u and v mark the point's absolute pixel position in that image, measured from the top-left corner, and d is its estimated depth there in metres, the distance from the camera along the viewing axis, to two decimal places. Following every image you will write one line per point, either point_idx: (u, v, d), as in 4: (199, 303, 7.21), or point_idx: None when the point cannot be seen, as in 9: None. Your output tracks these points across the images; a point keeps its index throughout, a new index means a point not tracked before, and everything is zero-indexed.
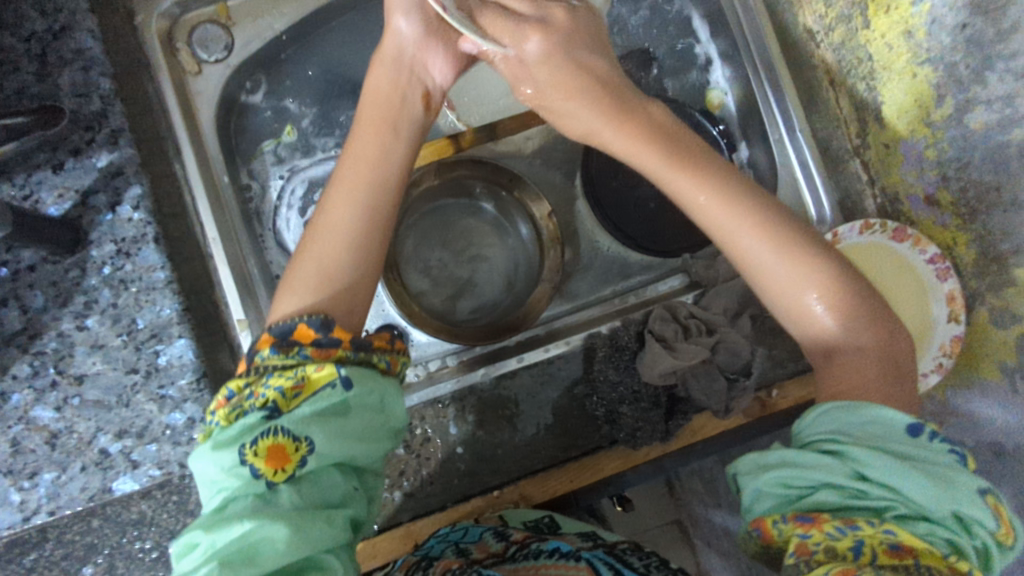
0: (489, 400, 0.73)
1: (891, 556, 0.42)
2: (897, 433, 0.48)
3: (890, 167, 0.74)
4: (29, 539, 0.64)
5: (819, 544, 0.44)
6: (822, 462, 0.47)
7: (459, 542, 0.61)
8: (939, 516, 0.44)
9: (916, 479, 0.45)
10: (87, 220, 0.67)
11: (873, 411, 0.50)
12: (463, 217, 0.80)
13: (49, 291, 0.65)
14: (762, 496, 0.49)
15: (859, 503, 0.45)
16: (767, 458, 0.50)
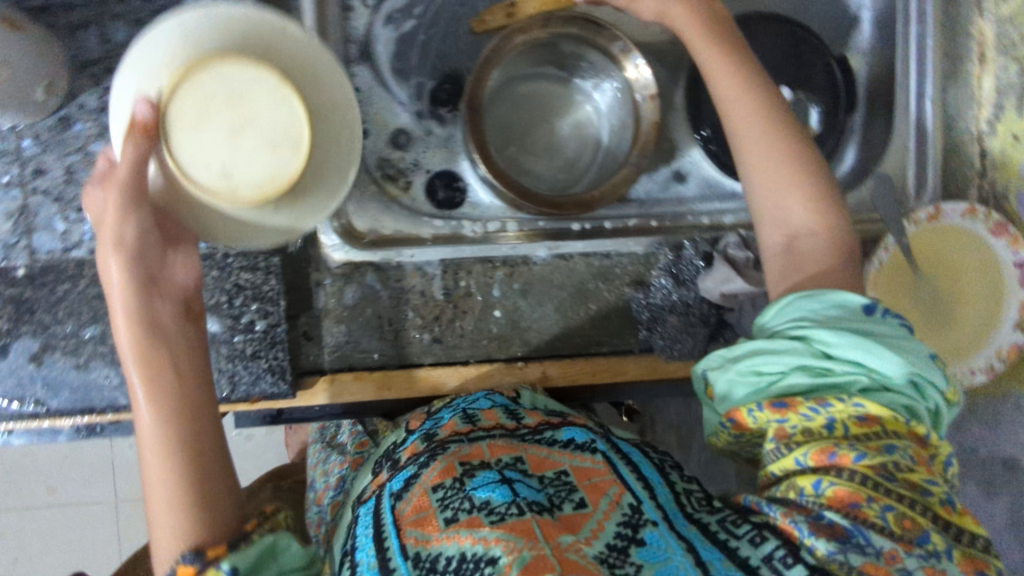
0: (537, 274, 0.72)
1: (860, 426, 0.46)
2: (853, 310, 0.50)
3: (1010, 162, 0.70)
4: (63, 270, 0.62)
5: (794, 425, 0.47)
6: (792, 346, 0.48)
7: (468, 409, 0.62)
8: (893, 383, 0.47)
9: (881, 353, 0.46)
10: None
11: (834, 294, 0.51)
12: (552, 87, 0.76)
13: (134, 28, 0.62)
14: (732, 386, 0.50)
15: (828, 382, 0.47)
16: (735, 349, 0.51)
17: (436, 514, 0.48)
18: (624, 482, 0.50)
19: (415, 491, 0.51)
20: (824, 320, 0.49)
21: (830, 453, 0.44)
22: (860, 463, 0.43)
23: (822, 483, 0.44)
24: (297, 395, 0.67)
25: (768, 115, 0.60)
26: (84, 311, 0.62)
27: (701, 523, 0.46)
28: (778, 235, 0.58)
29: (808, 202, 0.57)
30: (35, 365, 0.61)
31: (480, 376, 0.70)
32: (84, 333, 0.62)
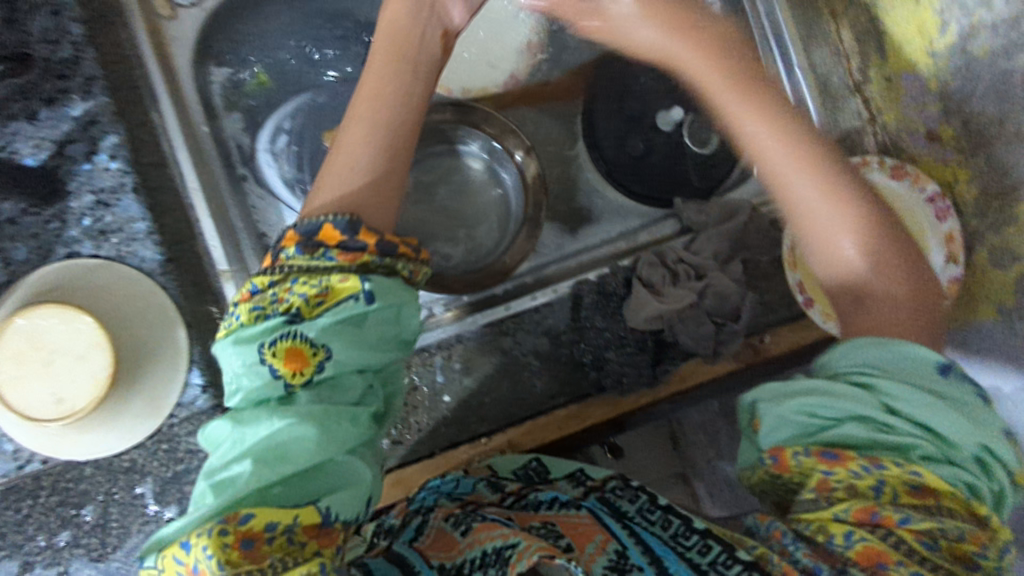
0: (473, 349, 0.72)
1: (911, 495, 0.46)
2: (925, 368, 0.50)
3: (892, 102, 0.71)
4: (24, 487, 0.64)
5: (839, 480, 0.47)
6: (855, 396, 0.48)
7: (452, 492, 0.63)
8: (960, 460, 0.46)
9: (938, 417, 0.47)
10: (64, 171, 0.66)
11: (905, 347, 0.51)
12: (444, 167, 0.77)
13: (30, 242, 0.65)
14: (782, 423, 0.50)
15: (886, 440, 0.47)
16: (795, 388, 0.51)
17: (452, 533, 0.55)
18: (611, 533, 0.54)
19: (431, 530, 0.57)
20: (886, 373, 0.50)
21: (872, 512, 0.45)
22: (902, 526, 0.44)
23: (853, 535, 0.45)
24: None
25: (811, 156, 0.60)
26: (51, 520, 0.64)
27: (692, 563, 0.49)
28: (833, 274, 0.58)
29: (854, 233, 0.57)
30: None
31: (448, 464, 0.69)
32: (56, 542, 0.64)
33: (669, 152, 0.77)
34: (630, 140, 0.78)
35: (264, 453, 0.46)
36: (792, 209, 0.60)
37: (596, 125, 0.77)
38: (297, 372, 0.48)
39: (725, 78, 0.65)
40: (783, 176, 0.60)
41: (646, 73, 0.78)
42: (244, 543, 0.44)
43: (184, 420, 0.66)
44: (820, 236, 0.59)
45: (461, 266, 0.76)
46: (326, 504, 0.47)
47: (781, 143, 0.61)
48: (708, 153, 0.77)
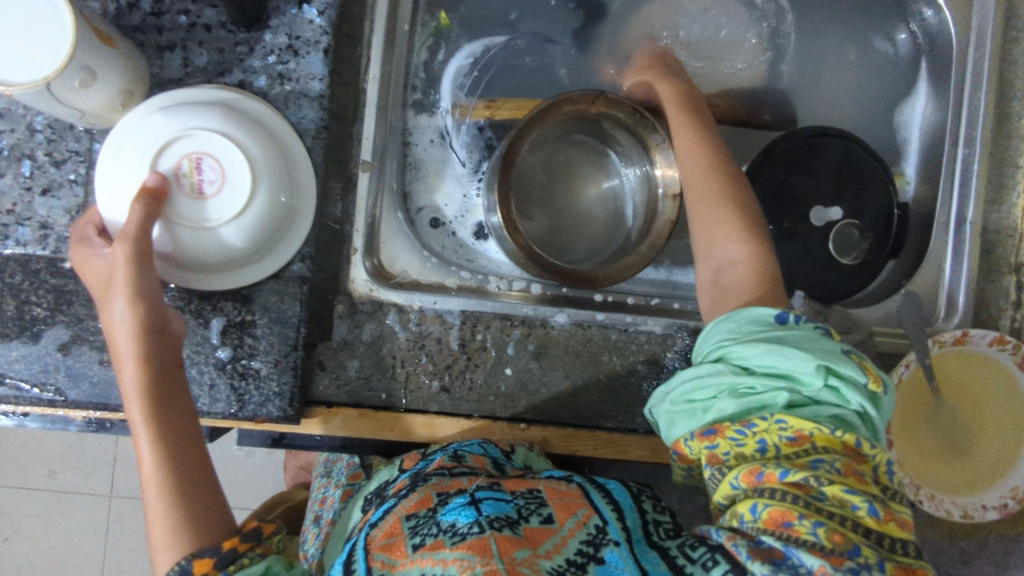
0: (555, 339, 0.72)
1: (791, 445, 0.46)
2: (768, 321, 0.51)
3: None
4: None
5: (726, 451, 0.48)
6: (712, 370, 0.50)
7: (459, 449, 0.64)
8: (816, 395, 0.47)
9: (793, 359, 0.47)
10: (272, 6, 0.67)
11: (747, 312, 0.52)
12: (574, 157, 0.77)
13: (214, 55, 0.66)
14: (673, 418, 0.53)
15: (752, 399, 0.48)
16: (673, 384, 0.54)
17: (405, 540, 0.49)
18: (594, 506, 0.53)
19: (389, 518, 0.52)
20: (741, 337, 0.51)
21: (757, 473, 0.45)
22: (784, 480, 0.43)
23: (757, 506, 0.43)
24: (301, 422, 0.69)
25: (705, 154, 0.65)
26: None
27: (661, 548, 0.50)
28: (708, 271, 0.61)
29: (733, 236, 0.60)
30: (63, 354, 0.64)
31: (480, 431, 0.71)
32: None
33: (810, 246, 0.76)
34: (780, 214, 0.76)
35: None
36: (687, 198, 0.64)
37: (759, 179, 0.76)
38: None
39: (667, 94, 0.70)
40: (684, 168, 0.65)
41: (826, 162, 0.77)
42: None
43: (274, 278, 0.67)
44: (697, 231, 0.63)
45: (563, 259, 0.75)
46: None
47: (697, 146, 0.65)
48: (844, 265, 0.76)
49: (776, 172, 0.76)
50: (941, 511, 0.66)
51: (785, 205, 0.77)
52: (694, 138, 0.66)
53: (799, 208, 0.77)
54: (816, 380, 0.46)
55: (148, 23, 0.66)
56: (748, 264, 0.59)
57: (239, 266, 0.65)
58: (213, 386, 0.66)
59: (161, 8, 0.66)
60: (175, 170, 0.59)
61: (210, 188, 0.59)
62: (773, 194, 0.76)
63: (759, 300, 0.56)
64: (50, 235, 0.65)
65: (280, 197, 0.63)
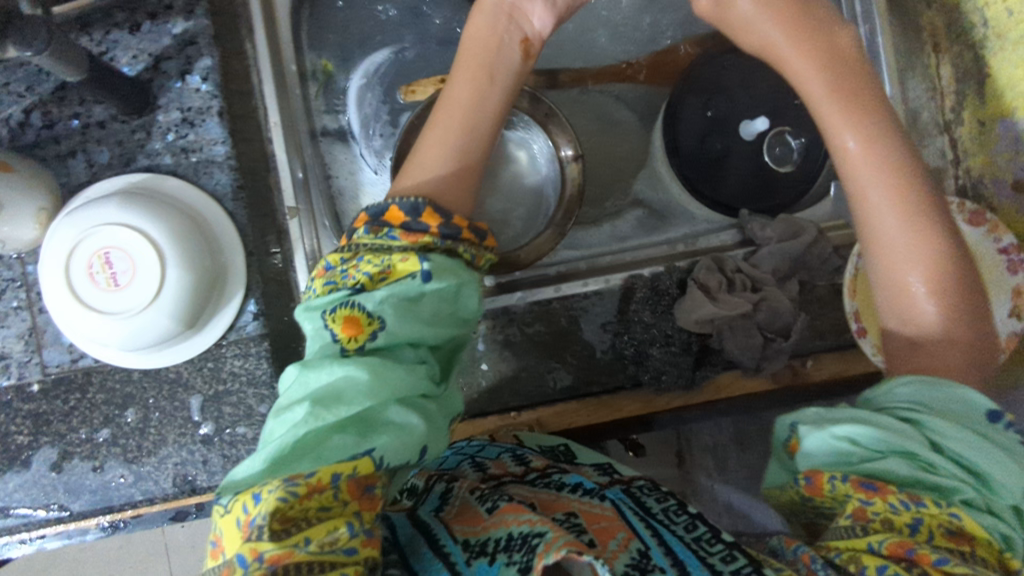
0: (520, 322, 0.73)
1: (947, 538, 0.42)
2: (976, 413, 0.46)
3: (983, 147, 0.69)
4: (74, 380, 0.67)
5: (877, 512, 0.43)
6: (898, 428, 0.45)
7: (478, 457, 0.63)
8: (999, 509, 0.43)
9: (994, 464, 0.43)
10: (156, 85, 0.67)
11: (955, 389, 0.47)
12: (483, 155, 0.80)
13: (115, 149, 0.67)
14: (824, 448, 0.46)
15: (927, 481, 0.43)
16: (837, 412, 0.48)
17: (479, 509, 0.53)
18: (632, 530, 0.50)
19: (461, 503, 0.54)
20: (936, 415, 0.46)
21: (907, 548, 0.41)
22: (937, 566, 0.39)
23: (886, 568, 0.40)
24: None
25: (901, 195, 0.54)
26: (96, 416, 0.66)
27: (710, 565, 0.46)
28: (903, 331, 0.54)
29: (934, 303, 0.53)
30: (57, 472, 0.66)
31: (474, 431, 0.71)
32: (97, 437, 0.66)
33: (742, 160, 0.77)
34: (709, 140, 0.76)
35: (324, 397, 0.48)
36: (872, 257, 0.56)
37: (678, 115, 0.76)
38: (350, 338, 0.51)
39: (823, 80, 0.61)
40: (875, 213, 0.55)
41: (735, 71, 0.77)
42: (311, 494, 0.45)
43: (233, 342, 0.68)
44: (868, 249, 0.56)
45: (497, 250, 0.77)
46: (381, 454, 0.48)
47: (881, 171, 0.56)
48: (780, 173, 0.77)
49: (697, 98, 0.76)
50: None
51: (713, 127, 0.77)
52: (898, 158, 0.56)
53: (723, 129, 0.77)
54: (1009, 496, 0.43)
55: (43, 137, 0.66)
56: (945, 315, 0.52)
57: (199, 323, 0.65)
58: (207, 461, 0.67)
59: (52, 118, 0.66)
60: (88, 269, 0.59)
61: (125, 274, 0.59)
62: (698, 119, 0.76)
63: (954, 350, 0.52)
64: (10, 365, 0.66)
65: (199, 262, 0.63)
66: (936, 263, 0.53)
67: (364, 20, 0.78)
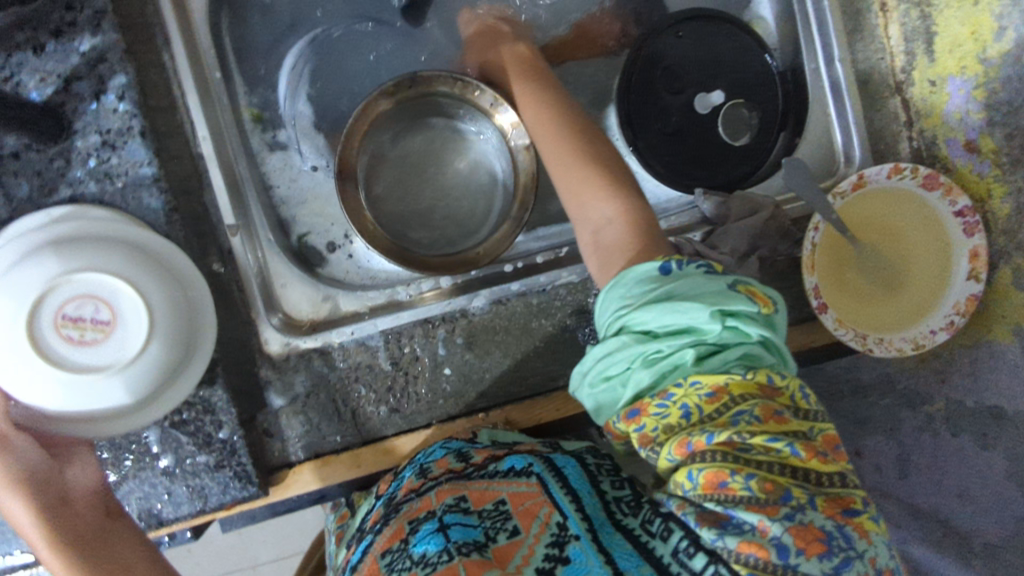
0: (478, 323, 0.71)
1: (708, 403, 0.44)
2: (653, 278, 0.49)
3: (932, 107, 0.67)
4: None
5: (653, 428, 0.45)
6: (624, 343, 0.48)
7: (421, 461, 0.59)
8: (721, 342, 0.45)
9: (690, 313, 0.45)
10: (70, 108, 0.63)
11: (633, 273, 0.50)
12: (427, 141, 0.77)
13: (34, 180, 0.63)
14: (598, 398, 0.50)
15: (663, 366, 0.46)
16: (585, 362, 0.50)
17: (382, 575, 0.47)
18: (554, 501, 0.48)
19: (367, 559, 0.50)
20: (634, 303, 0.48)
21: (687, 444, 0.43)
22: (714, 443, 0.42)
23: (693, 472, 0.42)
24: (271, 491, 0.68)
25: (572, 140, 0.65)
26: None
27: (627, 529, 0.45)
28: (590, 239, 0.61)
29: (607, 205, 0.60)
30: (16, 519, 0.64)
31: (443, 435, 0.70)
32: None
33: (691, 135, 0.75)
34: (663, 116, 0.74)
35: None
36: (565, 191, 0.63)
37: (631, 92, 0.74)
38: None
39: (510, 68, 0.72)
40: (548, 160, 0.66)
41: (691, 50, 0.75)
42: None
43: None
44: (553, 174, 0.64)
45: (455, 239, 0.76)
46: None
47: (552, 131, 0.66)
48: (734, 149, 0.75)
49: (643, 78, 0.74)
50: (894, 351, 0.66)
51: (660, 105, 0.75)
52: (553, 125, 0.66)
53: (676, 104, 0.75)
54: (717, 326, 0.45)
55: None
56: (623, 220, 0.59)
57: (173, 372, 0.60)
58: (171, 493, 0.65)
59: None
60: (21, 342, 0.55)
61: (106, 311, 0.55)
62: (647, 100, 0.74)
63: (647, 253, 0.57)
64: None
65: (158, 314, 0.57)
66: (608, 191, 0.61)
67: (292, 20, 0.74)
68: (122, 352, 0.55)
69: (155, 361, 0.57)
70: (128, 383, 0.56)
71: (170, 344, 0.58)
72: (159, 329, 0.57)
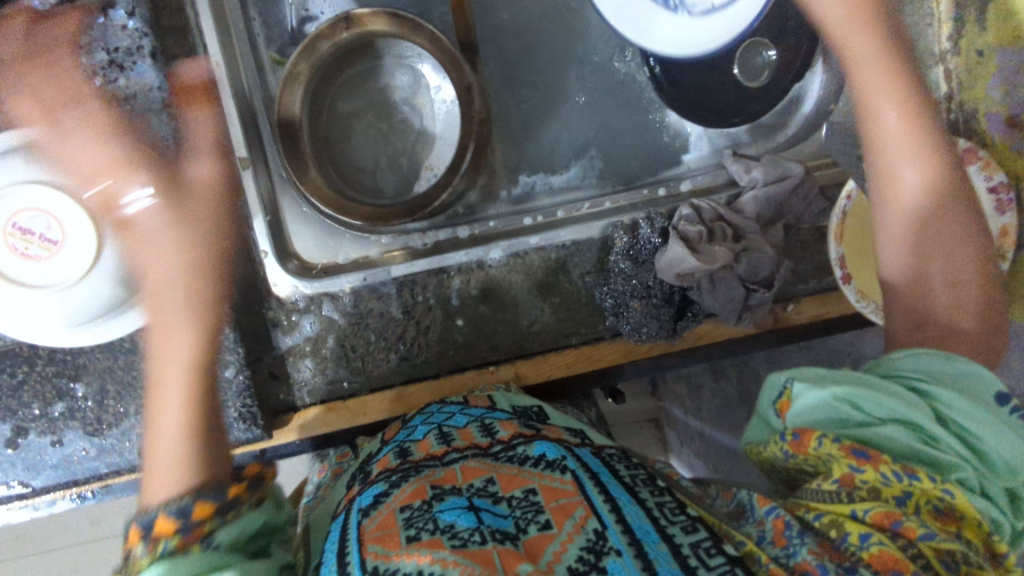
0: (494, 275, 0.70)
1: (935, 516, 0.40)
2: (983, 395, 0.45)
3: (975, 79, 0.65)
4: (19, 354, 0.62)
5: (865, 479, 0.41)
6: (907, 397, 0.44)
7: (444, 425, 0.58)
8: (997, 494, 0.41)
9: (998, 442, 0.42)
10: (76, 22, 0.60)
11: (967, 368, 0.46)
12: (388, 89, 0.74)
13: None
14: (820, 409, 0.44)
15: (927, 451, 0.42)
16: (836, 373, 0.45)
17: (398, 531, 0.44)
18: (591, 504, 0.46)
19: (384, 509, 0.47)
20: (941, 388, 0.45)
21: (894, 520, 0.39)
22: (926, 542, 0.38)
23: (870, 537, 0.39)
24: (275, 434, 0.67)
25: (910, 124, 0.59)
26: (48, 390, 0.62)
27: (674, 543, 0.42)
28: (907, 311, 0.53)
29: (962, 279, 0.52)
30: (13, 448, 0.63)
31: (451, 388, 0.68)
32: (52, 411, 0.62)
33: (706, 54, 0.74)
34: None
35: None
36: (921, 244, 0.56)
37: None
38: None
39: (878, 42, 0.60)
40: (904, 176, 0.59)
41: None
42: None
43: None
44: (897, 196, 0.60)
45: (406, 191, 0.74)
46: None
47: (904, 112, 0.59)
48: (758, 88, 0.73)
49: None
50: None
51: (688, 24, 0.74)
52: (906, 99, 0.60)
53: None
54: (1013, 478, 0.41)
55: None
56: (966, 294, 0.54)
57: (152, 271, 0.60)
58: None
59: None
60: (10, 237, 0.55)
61: (53, 231, 0.55)
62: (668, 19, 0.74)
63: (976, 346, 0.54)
64: None
65: (128, 212, 0.57)
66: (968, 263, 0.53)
67: None
68: (69, 271, 0.56)
69: (109, 273, 0.57)
70: (88, 292, 0.57)
71: (129, 248, 0.57)
72: (105, 248, 0.56)
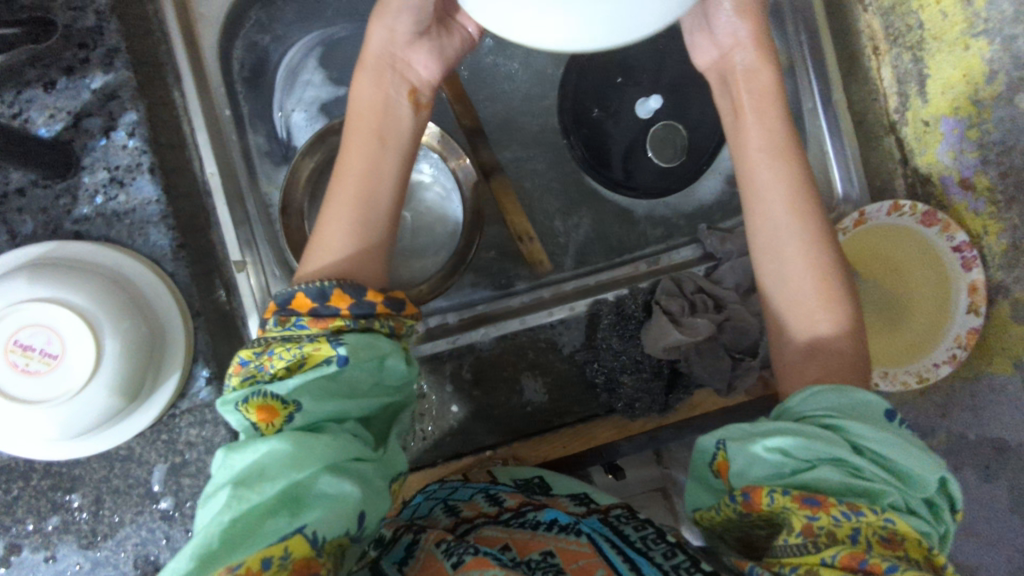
0: (485, 358, 0.71)
1: (885, 546, 0.40)
2: (879, 412, 0.45)
3: (926, 146, 0.70)
4: (14, 469, 0.62)
5: (822, 526, 0.40)
6: (824, 434, 0.43)
7: (449, 500, 0.58)
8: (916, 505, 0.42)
9: (910, 452, 0.42)
10: (79, 145, 0.63)
11: (856, 391, 0.47)
12: None
13: (39, 217, 0.62)
14: (753, 462, 0.44)
15: (859, 483, 0.41)
16: (759, 424, 0.45)
17: (443, 563, 0.46)
18: (611, 565, 0.47)
19: (420, 554, 0.48)
20: (850, 415, 0.45)
21: (860, 559, 0.38)
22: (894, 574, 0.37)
23: None
24: None
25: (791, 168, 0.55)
26: (42, 504, 0.62)
27: None
28: (803, 337, 0.52)
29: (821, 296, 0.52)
30: (5, 568, 0.61)
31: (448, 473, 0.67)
32: (46, 525, 0.61)
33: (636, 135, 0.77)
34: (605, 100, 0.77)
35: (246, 475, 0.42)
36: (780, 272, 0.53)
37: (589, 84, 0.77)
38: None
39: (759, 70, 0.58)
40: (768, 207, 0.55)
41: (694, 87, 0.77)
42: None
43: (187, 410, 0.64)
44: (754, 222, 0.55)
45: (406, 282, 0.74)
46: None
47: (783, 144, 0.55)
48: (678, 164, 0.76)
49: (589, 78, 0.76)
50: (898, 385, 0.67)
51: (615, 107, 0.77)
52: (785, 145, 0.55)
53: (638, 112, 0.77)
54: (931, 486, 0.41)
55: None
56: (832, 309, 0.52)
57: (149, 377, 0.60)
58: (169, 539, 0.62)
59: None
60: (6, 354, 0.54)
61: (54, 345, 0.54)
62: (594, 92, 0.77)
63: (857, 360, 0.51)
64: None
65: (133, 322, 0.58)
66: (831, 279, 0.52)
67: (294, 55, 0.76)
68: (68, 385, 0.54)
69: (110, 384, 0.56)
70: (87, 403, 0.55)
71: (132, 356, 0.57)
72: (107, 360, 0.55)
